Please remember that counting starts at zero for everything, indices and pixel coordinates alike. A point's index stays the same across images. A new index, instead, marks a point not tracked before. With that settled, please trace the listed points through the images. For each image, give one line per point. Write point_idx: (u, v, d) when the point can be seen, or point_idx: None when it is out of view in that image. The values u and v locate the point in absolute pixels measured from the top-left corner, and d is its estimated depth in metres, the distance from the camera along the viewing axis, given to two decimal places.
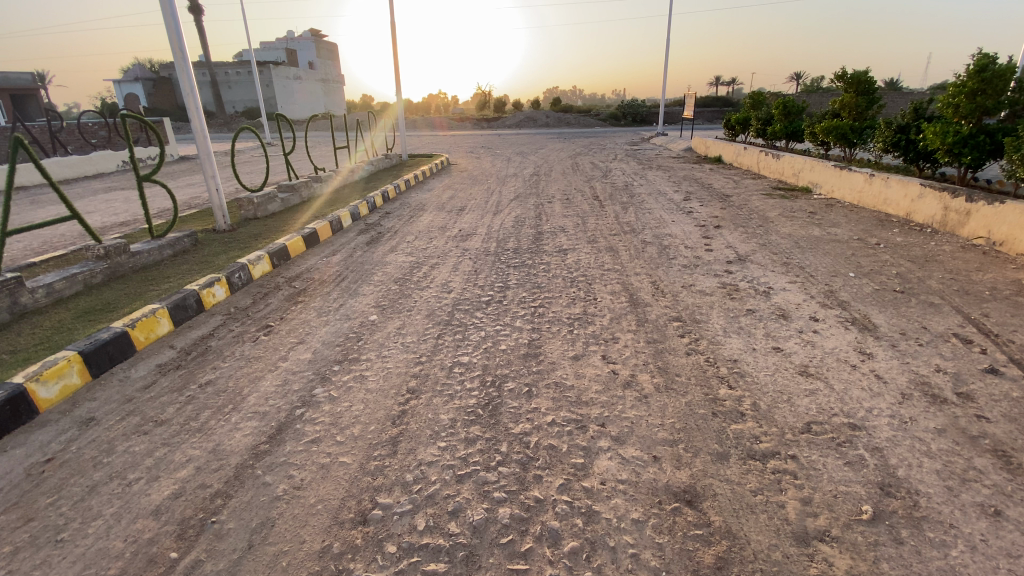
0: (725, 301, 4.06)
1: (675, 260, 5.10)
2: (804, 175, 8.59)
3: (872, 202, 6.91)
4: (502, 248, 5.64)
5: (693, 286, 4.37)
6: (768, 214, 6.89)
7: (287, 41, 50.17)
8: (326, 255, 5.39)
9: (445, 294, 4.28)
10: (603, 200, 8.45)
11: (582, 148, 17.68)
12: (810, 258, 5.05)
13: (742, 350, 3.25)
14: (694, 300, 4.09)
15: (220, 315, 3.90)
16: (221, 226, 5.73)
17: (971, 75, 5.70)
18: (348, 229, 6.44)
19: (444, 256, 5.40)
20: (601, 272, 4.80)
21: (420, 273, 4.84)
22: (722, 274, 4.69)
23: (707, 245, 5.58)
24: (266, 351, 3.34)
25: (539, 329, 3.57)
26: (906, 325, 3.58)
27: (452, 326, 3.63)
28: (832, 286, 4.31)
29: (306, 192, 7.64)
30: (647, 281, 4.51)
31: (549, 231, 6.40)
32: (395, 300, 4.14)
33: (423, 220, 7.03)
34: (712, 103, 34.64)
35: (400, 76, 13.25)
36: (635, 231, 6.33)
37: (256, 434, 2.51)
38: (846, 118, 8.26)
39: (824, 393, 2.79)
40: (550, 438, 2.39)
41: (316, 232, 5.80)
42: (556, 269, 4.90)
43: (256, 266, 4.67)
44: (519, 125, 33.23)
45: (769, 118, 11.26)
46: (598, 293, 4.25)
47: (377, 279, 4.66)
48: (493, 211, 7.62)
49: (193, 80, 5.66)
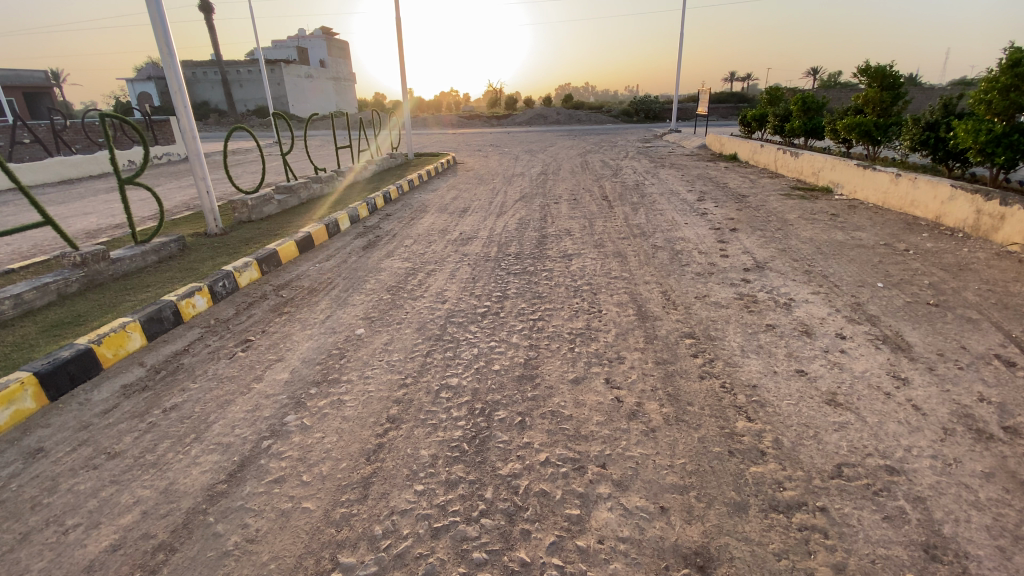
0: (741, 315, 3.73)
1: (687, 267, 4.78)
2: (825, 174, 8.18)
3: (897, 204, 6.51)
4: (504, 253, 5.35)
5: (707, 297, 4.04)
6: (788, 217, 6.52)
7: (299, 39, 50.31)
8: (318, 260, 5.14)
9: (439, 305, 4.00)
10: (612, 200, 8.11)
11: (593, 145, 17.29)
12: (834, 265, 4.69)
13: (761, 374, 2.93)
14: (708, 313, 3.77)
15: (199, 328, 3.66)
16: (213, 230, 5.52)
17: (1005, 70, 5.21)
18: (345, 233, 6.19)
19: (442, 262, 5.12)
20: (608, 280, 4.49)
21: (414, 281, 4.57)
22: (738, 283, 4.35)
23: (721, 251, 5.24)
24: (241, 370, 3.09)
25: (537, 346, 3.27)
26: (943, 344, 3.22)
27: (442, 342, 3.35)
28: (858, 299, 3.96)
29: (306, 193, 7.42)
30: (656, 291, 4.19)
31: (554, 234, 6.09)
32: (385, 312, 3.88)
33: (424, 223, 6.75)
34: (727, 99, 33.94)
35: (406, 73, 13.01)
36: (645, 235, 6.00)
37: (215, 471, 2.26)
38: (869, 115, 7.80)
39: (856, 428, 2.46)
40: (542, 482, 2.09)
41: (310, 236, 5.55)
42: (559, 277, 4.59)
43: (243, 274, 4.43)
44: (529, 123, 32.84)
45: (787, 114, 10.80)
46: (604, 305, 3.94)
47: (369, 287, 4.40)
48: (497, 213, 7.33)
49: (181, 80, 5.46)
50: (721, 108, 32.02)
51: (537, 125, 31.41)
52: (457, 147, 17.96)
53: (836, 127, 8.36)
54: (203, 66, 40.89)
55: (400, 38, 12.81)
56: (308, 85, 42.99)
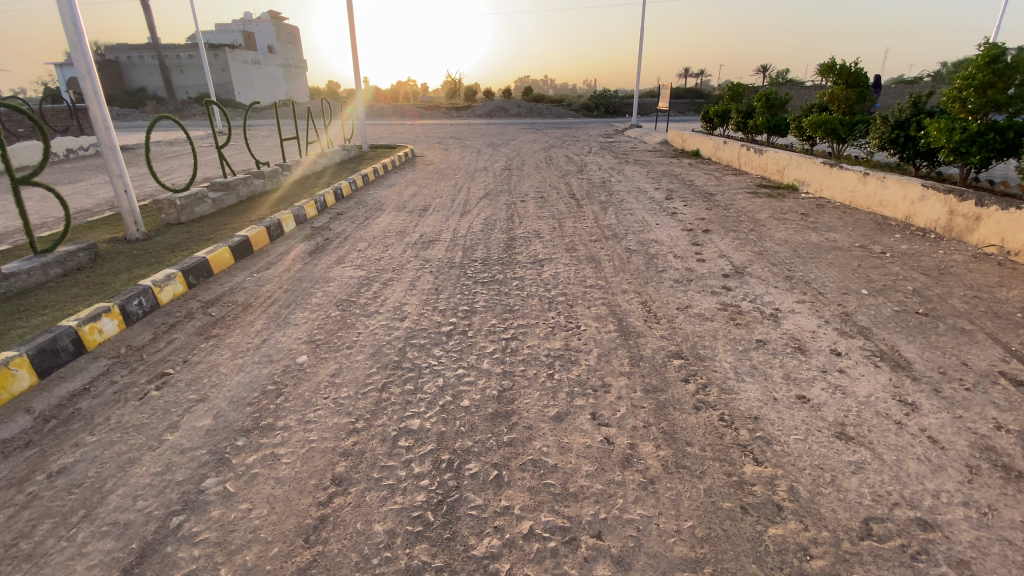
0: (728, 329, 3.44)
1: (664, 273, 4.47)
2: (790, 172, 8.12)
3: (865, 203, 6.46)
4: (468, 259, 4.91)
5: (690, 309, 3.74)
6: (759, 216, 6.36)
7: (245, 24, 47.68)
8: (257, 270, 4.54)
9: (397, 322, 3.52)
10: (580, 199, 7.78)
11: (555, 139, 16.95)
12: (814, 270, 4.50)
13: (760, 402, 2.62)
14: (693, 327, 3.46)
15: (106, 359, 3.06)
16: (134, 234, 4.85)
17: (980, 67, 5.24)
18: (290, 236, 5.58)
19: (400, 269, 4.62)
20: (583, 289, 4.13)
21: (368, 293, 4.06)
22: (720, 291, 4.07)
23: (697, 254, 4.97)
24: (152, 416, 2.54)
25: (510, 373, 2.86)
26: (943, 361, 3.03)
27: (400, 371, 2.89)
28: (846, 308, 3.75)
29: (246, 190, 6.72)
30: (635, 302, 3.86)
31: (522, 236, 5.69)
32: (334, 333, 3.37)
33: (379, 223, 6.21)
34: (684, 94, 34.50)
35: (360, 60, 12.27)
36: (617, 236, 5.68)
37: (107, 565, 1.75)
38: (834, 112, 7.76)
39: (874, 470, 2.18)
40: (527, 566, 1.70)
41: (248, 241, 4.93)
42: (531, 286, 4.20)
43: (164, 289, 3.82)
44: (490, 115, 32.22)
45: (749, 110, 10.78)
46: (581, 319, 3.57)
47: (316, 302, 3.87)
48: (460, 212, 6.86)
49: (91, 60, 4.63)
50: (680, 103, 32.44)
51: (497, 117, 30.84)
52: (415, 140, 17.25)
53: (801, 124, 8.30)
54: (139, 50, 38.12)
55: (352, 23, 12.04)
56: (256, 71, 40.76)
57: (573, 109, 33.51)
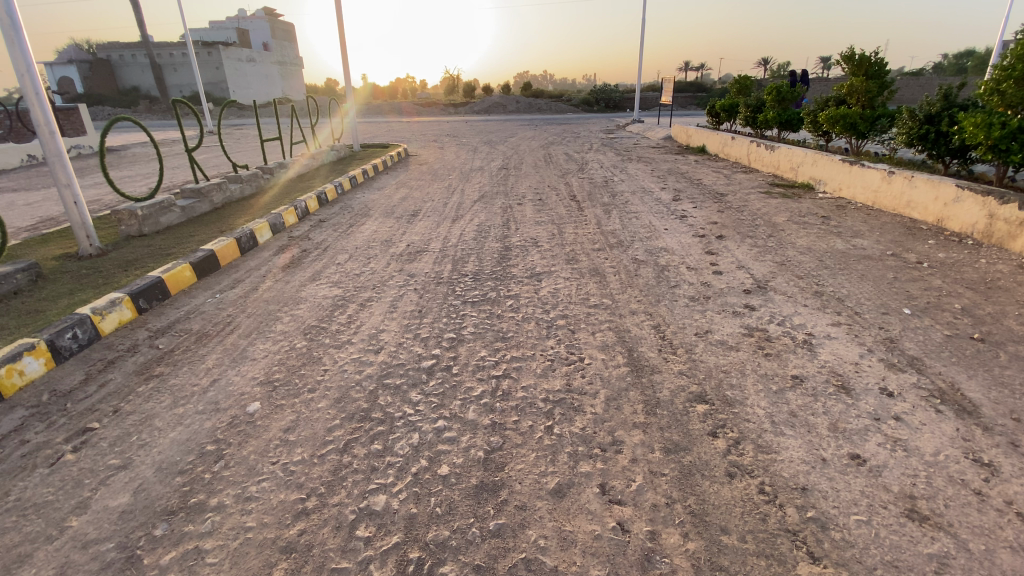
0: (756, 361, 2.95)
1: (677, 289, 3.97)
2: (805, 170, 7.61)
3: (891, 204, 5.96)
4: (458, 273, 4.41)
5: (710, 334, 3.25)
6: (776, 219, 5.87)
7: (240, 22, 47.17)
8: (221, 289, 4.06)
9: (370, 356, 3.03)
10: (581, 200, 7.28)
11: (555, 136, 16.41)
12: (845, 284, 4.01)
13: (805, 466, 2.13)
14: (715, 358, 2.97)
15: (24, 409, 2.62)
16: (86, 250, 4.38)
17: (1019, 56, 4.62)
18: (264, 248, 5.09)
19: (381, 287, 4.13)
20: (587, 310, 3.63)
21: (342, 317, 3.57)
22: (742, 310, 3.59)
23: (712, 265, 4.47)
24: (59, 492, 2.09)
25: (500, 425, 2.37)
26: (1016, 403, 2.53)
27: (369, 424, 2.41)
28: (889, 332, 3.26)
29: (221, 196, 6.23)
30: (647, 326, 3.37)
31: (519, 245, 5.19)
32: (295, 372, 2.88)
33: (364, 231, 5.71)
34: (686, 88, 33.84)
35: (348, 56, 11.72)
36: (623, 244, 5.19)
37: None
38: (853, 105, 7.22)
39: (961, 569, 1.69)
40: None
41: (213, 255, 4.45)
42: (527, 307, 3.70)
43: (107, 316, 3.35)
44: (488, 112, 31.64)
45: (759, 104, 10.23)
46: (585, 349, 3.07)
47: (281, 329, 3.39)
48: (452, 217, 6.36)
49: (28, 56, 4.10)
50: (682, 98, 31.87)
51: (495, 114, 30.30)
52: (412, 138, 16.72)
53: (816, 118, 7.77)
54: (131, 48, 37.54)
55: (340, 17, 11.50)
56: (251, 69, 40.18)
57: (573, 104, 32.92)
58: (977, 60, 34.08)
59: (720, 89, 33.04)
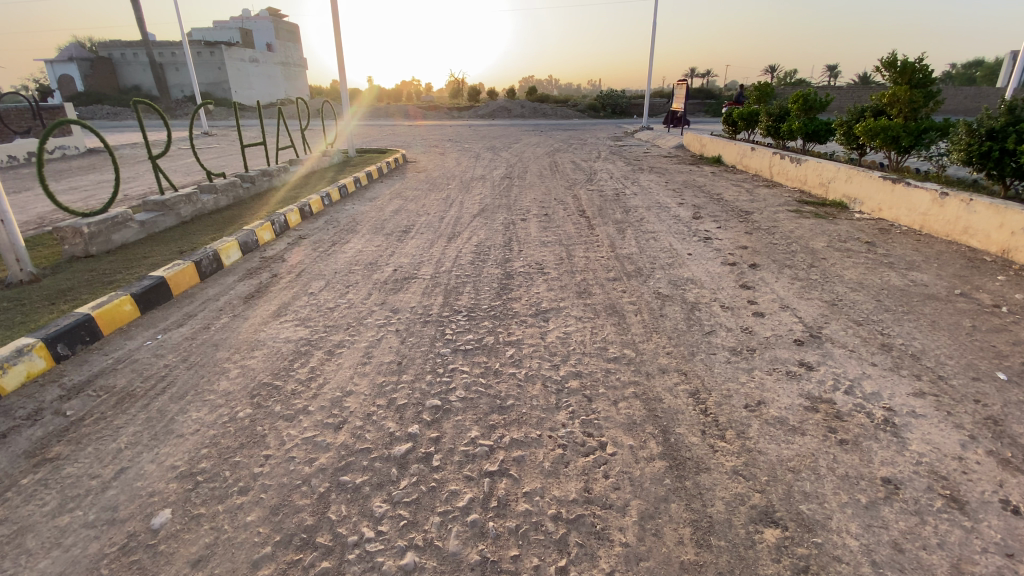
0: (830, 454, 2.25)
1: (713, 337, 3.29)
2: (838, 186, 6.93)
3: (942, 229, 5.27)
4: (451, 308, 3.74)
5: (764, 407, 2.56)
6: (813, 244, 5.20)
7: (244, 22, 46.79)
8: (166, 328, 3.40)
9: (329, 434, 2.35)
10: (591, 216, 6.61)
11: (562, 143, 15.77)
12: (916, 334, 3.32)
13: None
14: (777, 447, 2.28)
15: None
16: (16, 276, 3.72)
17: None
18: (229, 271, 4.43)
19: (357, 326, 3.45)
20: (605, 365, 2.95)
21: (303, 371, 2.89)
22: (797, 370, 2.91)
23: (751, 304, 3.80)
24: None
25: (493, 564, 1.69)
26: None
27: (310, 556, 1.74)
28: (991, 408, 2.57)
29: (191, 209, 5.58)
30: (682, 393, 2.67)
31: (522, 272, 4.51)
32: (228, 459, 2.21)
33: (347, 252, 5.04)
34: (694, 94, 33.25)
35: (344, 55, 11.09)
36: (641, 273, 4.52)
37: None
38: (895, 116, 6.53)
39: None
40: None
41: (164, 283, 3.79)
42: (532, 358, 3.02)
43: (8, 370, 2.70)
44: (492, 116, 31.12)
45: (781, 113, 9.53)
46: (606, 428, 2.38)
47: (225, 389, 2.73)
48: (448, 235, 5.69)
49: None
50: (691, 107, 31.46)
51: (500, 119, 29.73)
52: (412, 142, 16.12)
53: (849, 130, 7.07)
54: (133, 48, 37.05)
55: (335, 16, 10.85)
56: (254, 70, 39.66)
57: (579, 109, 32.38)
58: (986, 71, 33.61)
59: (730, 96, 32.37)
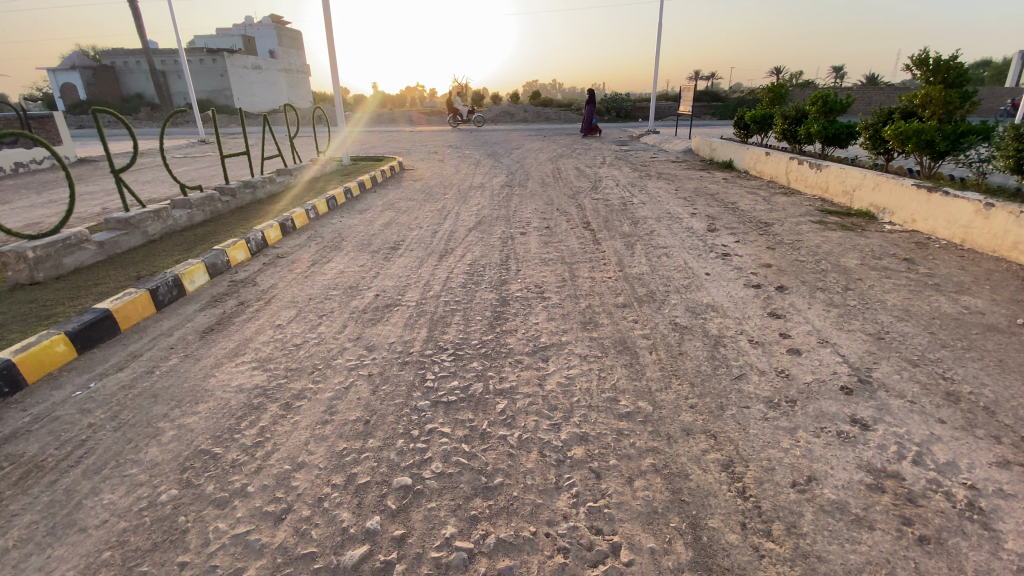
0: (909, 561, 1.73)
1: (743, 383, 2.77)
2: (864, 194, 6.39)
3: (987, 244, 4.74)
4: (435, 344, 3.24)
5: (816, 488, 2.04)
6: (845, 262, 4.67)
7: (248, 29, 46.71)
8: (103, 372, 2.92)
9: (266, 530, 1.85)
10: (597, 229, 6.11)
11: (566, 148, 15.28)
12: (986, 378, 2.78)
13: None
14: (841, 552, 1.75)
15: None
16: None
17: None
18: (191, 299, 3.96)
19: (324, 370, 2.95)
20: (615, 423, 2.43)
21: (251, 433, 2.40)
22: (850, 431, 2.39)
23: (783, 338, 3.28)
24: None
25: None
26: None
27: None
28: None
29: (160, 226, 5.13)
30: (713, 465, 2.15)
31: (520, 297, 4.01)
32: (132, 570, 1.71)
33: (327, 273, 4.56)
34: (702, 97, 32.72)
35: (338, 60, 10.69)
36: (654, 297, 4.01)
37: None
38: (927, 119, 6.00)
39: None
40: None
41: (108, 317, 3.32)
42: (526, 413, 2.51)
43: None
44: (495, 121, 30.74)
45: (798, 115, 8.99)
46: (619, 521, 1.86)
47: (151, 460, 2.23)
48: (440, 252, 5.20)
49: None
50: (698, 110, 30.95)
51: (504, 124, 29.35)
52: (413, 149, 15.70)
53: (876, 133, 6.54)
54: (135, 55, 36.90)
55: (328, 19, 10.39)
56: (257, 77, 39.52)
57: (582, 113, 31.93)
58: (995, 71, 32.98)
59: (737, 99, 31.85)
